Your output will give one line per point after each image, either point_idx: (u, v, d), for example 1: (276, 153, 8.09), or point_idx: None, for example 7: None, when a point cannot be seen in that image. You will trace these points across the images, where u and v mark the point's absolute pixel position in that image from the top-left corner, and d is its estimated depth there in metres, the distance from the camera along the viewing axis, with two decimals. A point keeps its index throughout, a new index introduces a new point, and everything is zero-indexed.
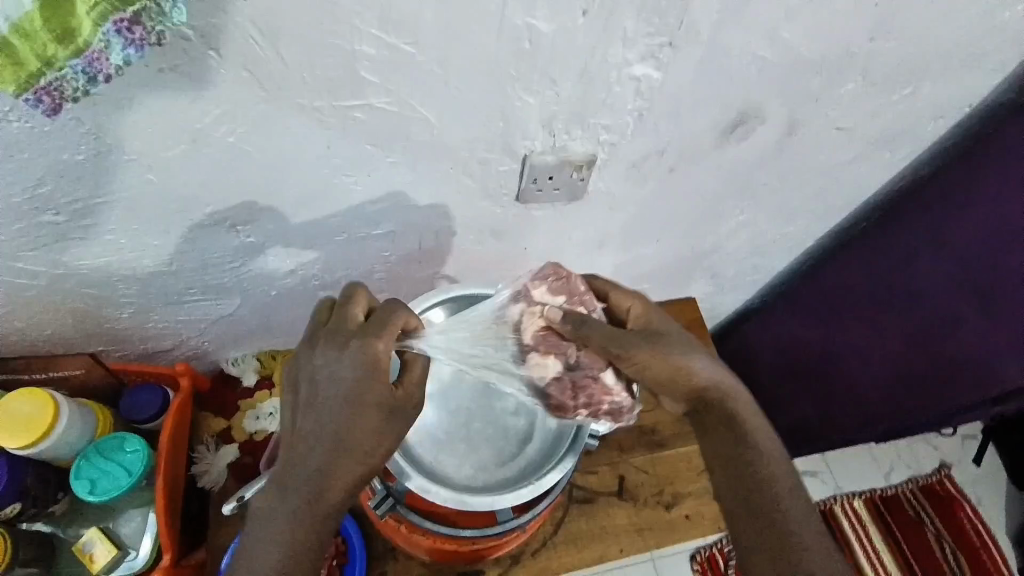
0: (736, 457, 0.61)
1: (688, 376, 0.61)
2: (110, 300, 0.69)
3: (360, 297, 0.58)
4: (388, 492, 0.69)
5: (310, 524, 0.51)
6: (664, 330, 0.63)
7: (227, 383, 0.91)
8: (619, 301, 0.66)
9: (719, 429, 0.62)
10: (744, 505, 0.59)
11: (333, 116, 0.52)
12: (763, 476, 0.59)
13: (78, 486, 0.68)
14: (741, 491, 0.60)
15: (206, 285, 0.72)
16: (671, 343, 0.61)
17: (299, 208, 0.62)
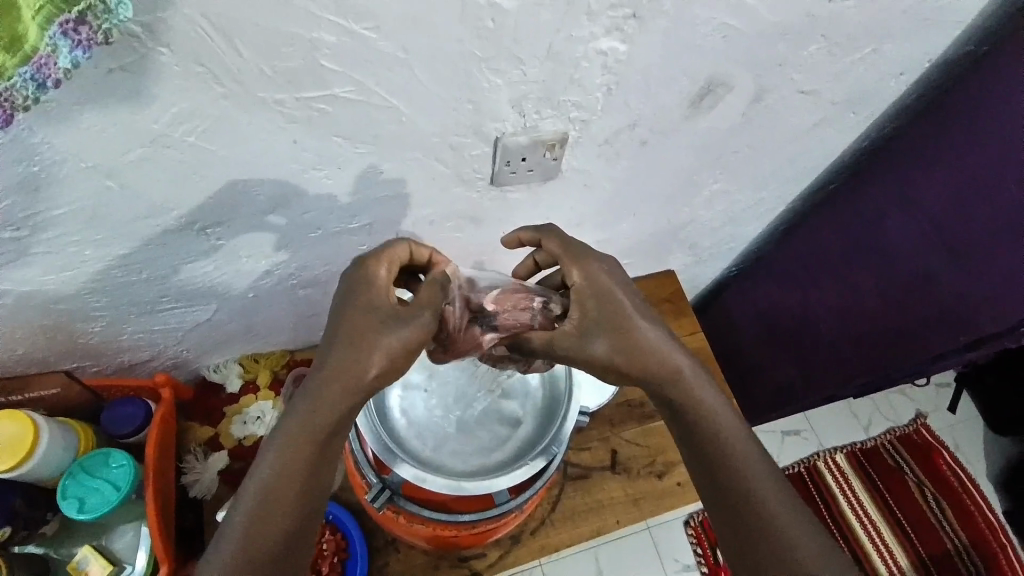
0: (691, 442, 0.59)
1: (642, 351, 0.58)
2: (80, 314, 0.67)
3: (383, 257, 0.58)
4: (386, 483, 0.69)
5: (259, 527, 0.48)
6: (615, 300, 0.59)
7: (210, 391, 0.90)
8: (567, 268, 0.61)
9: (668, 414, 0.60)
10: (713, 490, 0.57)
11: (298, 109, 0.50)
12: (720, 457, 0.57)
13: (66, 505, 0.66)
14: (705, 475, 0.58)
15: (180, 292, 0.70)
16: (619, 313, 0.58)
17: (270, 206, 0.61)
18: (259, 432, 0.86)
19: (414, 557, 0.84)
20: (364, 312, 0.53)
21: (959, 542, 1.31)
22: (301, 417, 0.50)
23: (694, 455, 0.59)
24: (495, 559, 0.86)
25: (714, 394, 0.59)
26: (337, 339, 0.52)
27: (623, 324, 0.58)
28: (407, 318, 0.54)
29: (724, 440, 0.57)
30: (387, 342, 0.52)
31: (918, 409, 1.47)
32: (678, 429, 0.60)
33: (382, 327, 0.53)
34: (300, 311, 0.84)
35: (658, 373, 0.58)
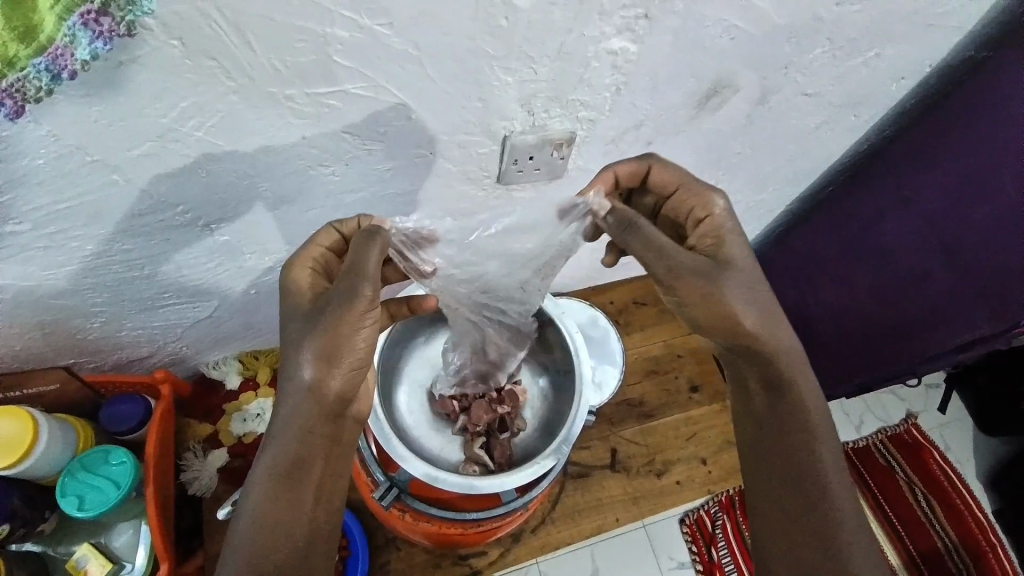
0: (780, 426, 0.59)
1: (733, 321, 0.55)
2: (81, 310, 0.66)
3: (310, 253, 0.57)
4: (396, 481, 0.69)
5: (263, 541, 0.51)
6: (731, 260, 0.57)
7: (209, 389, 0.89)
8: (699, 201, 0.60)
9: (760, 394, 0.60)
10: (779, 475, 0.58)
11: (307, 105, 0.50)
12: (796, 446, 0.58)
13: (65, 503, 0.65)
14: (766, 456, 0.59)
15: (181, 289, 0.69)
16: (733, 278, 0.55)
17: (276, 203, 0.61)
18: (259, 430, 0.86)
19: (414, 555, 0.84)
20: (294, 318, 0.53)
21: (950, 542, 1.33)
22: (275, 446, 0.52)
23: (767, 437, 0.59)
24: (496, 557, 0.87)
25: (812, 399, 0.59)
26: (303, 347, 0.51)
27: (740, 280, 0.55)
28: (326, 303, 0.51)
29: (813, 435, 0.58)
30: (315, 346, 0.51)
31: (908, 410, 1.47)
32: (756, 408, 0.60)
33: (308, 329, 0.51)
34: None
35: (768, 344, 0.56)
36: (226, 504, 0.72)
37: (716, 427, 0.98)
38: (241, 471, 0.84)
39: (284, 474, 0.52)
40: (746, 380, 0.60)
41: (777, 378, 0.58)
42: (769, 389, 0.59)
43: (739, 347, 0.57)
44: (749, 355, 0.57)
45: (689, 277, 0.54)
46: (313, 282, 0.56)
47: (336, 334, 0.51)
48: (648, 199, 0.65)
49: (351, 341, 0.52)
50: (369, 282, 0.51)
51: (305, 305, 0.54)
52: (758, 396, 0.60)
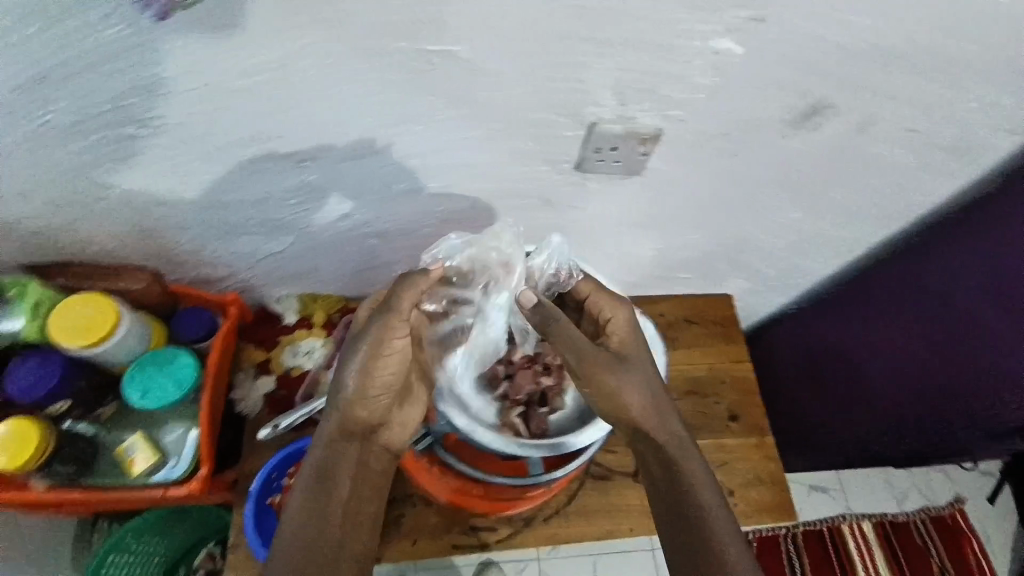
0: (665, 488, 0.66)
1: (622, 400, 0.65)
2: (174, 222, 0.72)
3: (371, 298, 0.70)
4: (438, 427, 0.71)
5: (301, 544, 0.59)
6: (630, 352, 0.67)
7: (268, 321, 0.94)
8: (598, 304, 0.70)
9: (652, 466, 0.67)
10: (676, 534, 0.64)
11: (413, 59, 0.53)
12: (687, 504, 0.64)
13: (132, 393, 0.71)
14: (667, 513, 0.65)
15: (264, 220, 0.74)
16: (631, 367, 0.66)
17: (363, 154, 0.64)
18: (306, 365, 0.91)
19: (427, 518, 0.86)
20: (347, 344, 0.65)
21: None
22: (313, 457, 0.63)
23: (664, 495, 0.66)
24: (505, 536, 0.87)
25: (699, 467, 0.67)
26: (344, 368, 0.63)
27: (630, 363, 0.66)
28: (367, 328, 0.63)
29: (694, 491, 0.65)
30: (352, 366, 0.63)
31: (957, 493, 1.39)
32: (654, 484, 0.68)
33: (349, 349, 0.64)
34: (364, 261, 0.87)
35: (640, 417, 0.66)
36: (268, 426, 0.78)
37: (746, 462, 0.96)
38: (283, 401, 0.89)
39: (314, 485, 0.62)
40: (646, 461, 0.68)
41: (658, 443, 0.66)
42: (654, 453, 0.67)
43: (624, 423, 0.67)
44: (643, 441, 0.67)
45: (593, 364, 0.64)
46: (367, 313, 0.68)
47: (373, 356, 0.63)
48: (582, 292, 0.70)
49: (386, 367, 0.64)
50: (395, 314, 0.63)
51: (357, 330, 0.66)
52: (652, 463, 0.68)
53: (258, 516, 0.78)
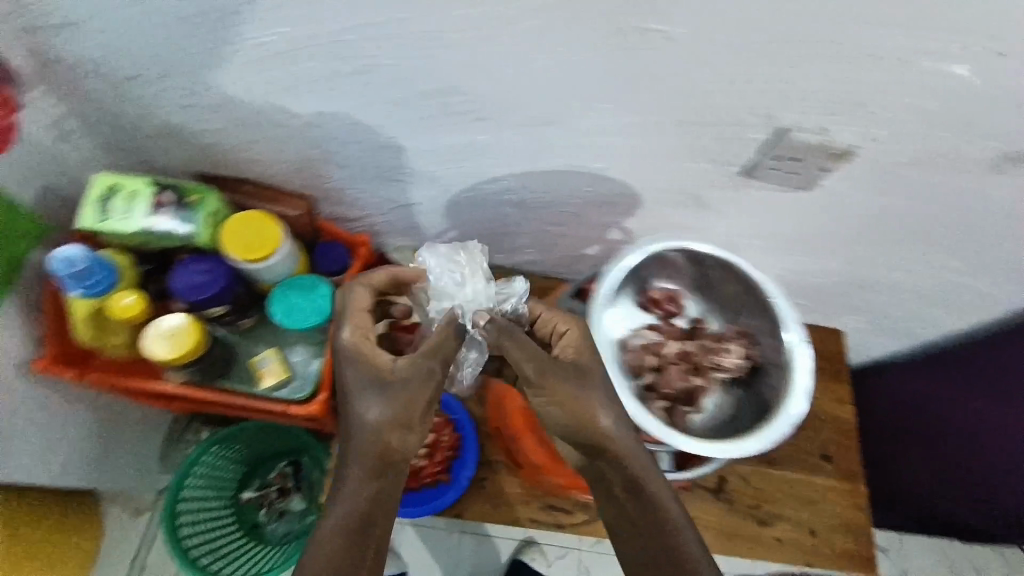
0: (643, 526, 0.66)
1: (595, 422, 0.66)
2: (335, 157, 0.74)
3: (352, 306, 0.68)
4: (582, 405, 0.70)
5: None
6: (592, 368, 0.68)
7: (385, 267, 0.97)
8: (558, 319, 0.71)
9: (625, 497, 0.67)
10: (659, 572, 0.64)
11: (630, 35, 0.51)
12: (666, 541, 0.64)
13: (275, 310, 0.75)
14: (642, 544, 0.66)
15: (416, 171, 0.76)
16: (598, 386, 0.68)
17: (537, 123, 0.64)
18: None
19: (507, 488, 0.88)
20: (366, 380, 0.65)
21: None
22: (347, 489, 0.64)
23: (642, 533, 0.66)
24: (580, 521, 0.88)
25: (660, 482, 0.67)
26: (371, 401, 0.64)
27: (601, 396, 0.67)
28: (395, 375, 0.65)
29: (673, 526, 0.65)
30: (380, 401, 0.64)
31: None
32: (625, 511, 0.67)
33: (376, 390, 0.64)
34: (491, 225, 0.88)
35: (613, 450, 0.66)
36: None
37: (835, 504, 0.93)
38: None
39: (348, 521, 0.63)
40: (614, 489, 0.67)
41: (634, 478, 0.66)
42: (629, 489, 0.67)
43: (596, 449, 0.67)
44: (609, 464, 0.67)
45: (560, 384, 0.66)
46: (372, 346, 0.67)
47: (403, 399, 0.64)
48: (545, 326, 0.72)
49: (412, 406, 0.65)
50: (435, 360, 0.66)
51: (377, 368, 0.65)
52: (624, 499, 0.67)
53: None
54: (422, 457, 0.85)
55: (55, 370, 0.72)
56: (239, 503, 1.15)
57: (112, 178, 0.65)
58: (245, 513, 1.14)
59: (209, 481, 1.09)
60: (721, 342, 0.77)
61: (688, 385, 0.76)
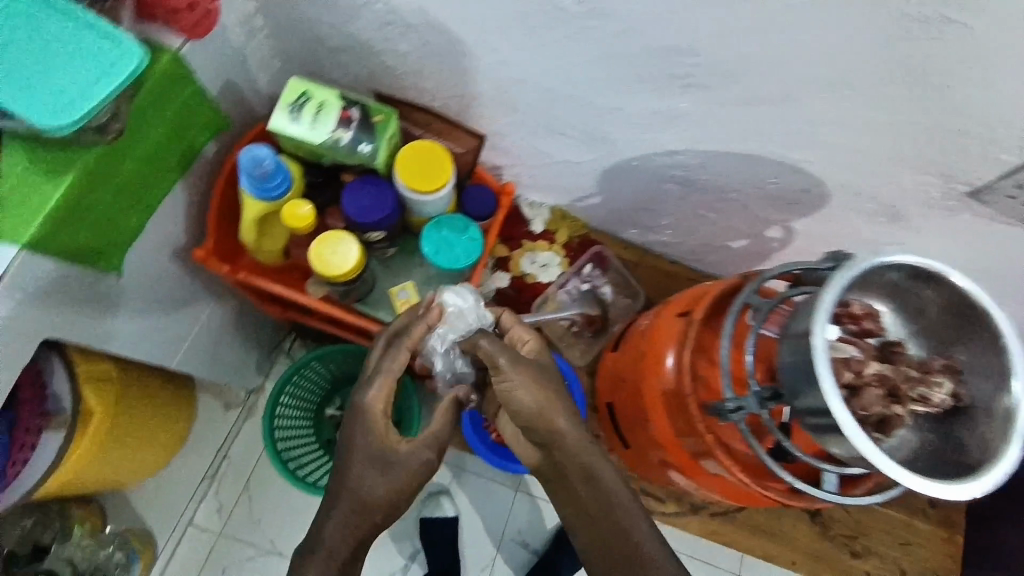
0: (587, 514, 0.60)
1: (551, 422, 0.61)
2: (514, 100, 0.71)
3: (379, 382, 0.61)
4: (762, 398, 0.55)
5: None
6: (550, 367, 0.65)
7: (516, 219, 0.96)
8: (521, 333, 0.68)
9: (576, 483, 0.61)
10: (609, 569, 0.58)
11: (920, 24, 0.46)
12: (620, 530, 0.58)
13: (425, 248, 0.73)
14: (595, 536, 0.59)
15: (591, 130, 0.72)
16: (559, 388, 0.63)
17: (753, 100, 0.60)
18: (541, 277, 0.94)
19: None
20: (375, 442, 0.60)
21: None
22: (337, 519, 0.59)
23: (590, 519, 0.60)
24: (673, 513, 0.90)
25: (613, 470, 0.61)
26: (387, 467, 0.60)
27: (558, 391, 0.63)
28: (407, 444, 0.62)
29: (628, 513, 0.59)
30: (393, 472, 0.60)
31: None
32: (580, 499, 0.61)
33: (378, 471, 0.60)
34: (641, 199, 0.85)
35: (563, 436, 0.61)
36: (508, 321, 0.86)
37: (928, 551, 0.93)
38: (511, 299, 0.94)
39: (338, 539, 0.58)
40: (569, 481, 0.61)
41: (589, 464, 0.60)
42: (585, 478, 0.60)
43: (546, 438, 0.61)
44: (562, 456, 0.61)
45: (526, 372, 0.61)
46: (384, 408, 0.62)
47: (405, 477, 0.61)
48: (518, 335, 0.68)
49: (413, 465, 0.61)
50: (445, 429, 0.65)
51: (384, 432, 0.61)
52: (579, 485, 0.61)
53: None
54: None
55: (211, 263, 0.73)
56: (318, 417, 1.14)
57: (304, 85, 0.65)
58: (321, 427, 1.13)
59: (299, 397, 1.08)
60: (924, 372, 0.54)
61: (882, 420, 0.53)
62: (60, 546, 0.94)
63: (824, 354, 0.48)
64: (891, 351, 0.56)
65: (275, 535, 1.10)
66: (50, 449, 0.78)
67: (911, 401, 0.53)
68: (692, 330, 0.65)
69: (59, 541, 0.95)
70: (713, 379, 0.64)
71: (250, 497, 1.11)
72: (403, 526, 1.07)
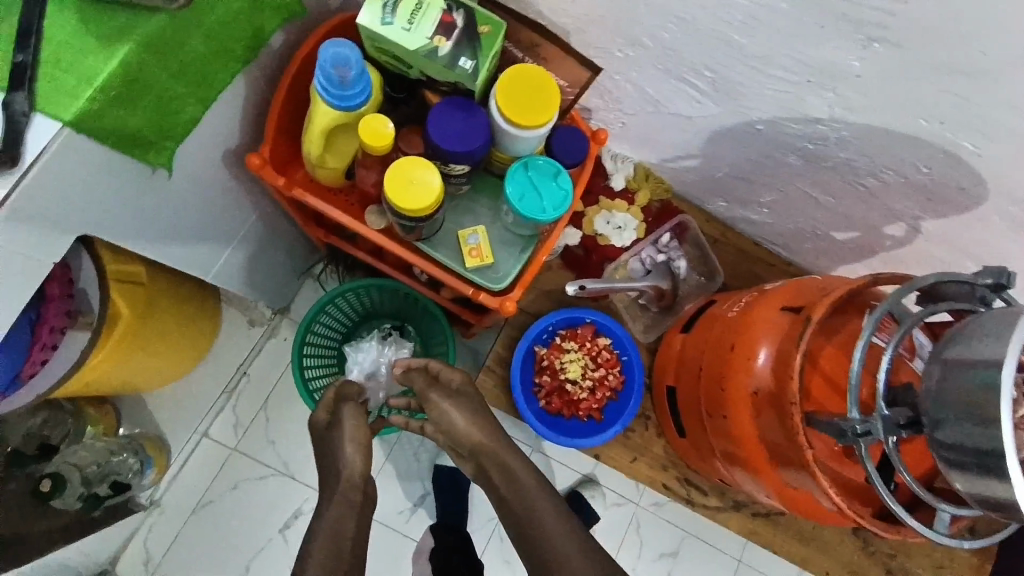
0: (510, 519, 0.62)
1: (470, 435, 0.67)
2: (638, 31, 0.60)
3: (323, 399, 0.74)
4: (897, 425, 0.49)
5: None
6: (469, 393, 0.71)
7: (596, 170, 0.86)
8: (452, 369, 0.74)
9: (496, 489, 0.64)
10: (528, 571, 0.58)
11: None
12: (538, 530, 0.59)
13: (509, 190, 0.64)
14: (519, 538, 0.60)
15: (721, 79, 0.62)
16: (473, 405, 0.69)
17: (942, 71, 0.49)
18: (614, 241, 0.85)
19: (653, 445, 0.85)
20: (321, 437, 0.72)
21: None
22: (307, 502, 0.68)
23: (510, 519, 0.62)
24: (712, 505, 0.86)
25: (533, 474, 0.64)
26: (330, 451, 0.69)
27: (475, 411, 0.69)
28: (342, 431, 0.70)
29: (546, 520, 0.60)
30: (339, 453, 0.68)
31: None
32: (500, 496, 0.64)
33: (328, 450, 0.70)
34: (747, 169, 0.75)
35: (482, 446, 0.66)
36: (577, 283, 0.77)
37: None
38: (576, 258, 0.86)
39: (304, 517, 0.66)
40: (491, 478, 0.65)
41: (507, 469, 0.65)
42: (502, 476, 0.64)
43: (473, 450, 0.67)
44: (490, 461, 0.66)
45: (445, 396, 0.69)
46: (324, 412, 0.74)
47: (351, 446, 0.69)
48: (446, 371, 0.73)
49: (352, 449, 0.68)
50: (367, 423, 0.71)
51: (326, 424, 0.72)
52: (498, 484, 0.64)
53: (523, 358, 0.80)
54: (587, 390, 0.79)
55: (267, 173, 0.64)
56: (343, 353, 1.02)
57: None
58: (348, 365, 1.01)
59: (326, 335, 0.98)
60: None
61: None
62: (70, 448, 0.91)
63: (1011, 395, 0.42)
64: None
65: (289, 459, 1.05)
66: (74, 349, 0.72)
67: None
68: (807, 331, 0.57)
69: (68, 443, 0.91)
70: (816, 389, 0.58)
71: (267, 418, 1.05)
72: (418, 469, 1.03)
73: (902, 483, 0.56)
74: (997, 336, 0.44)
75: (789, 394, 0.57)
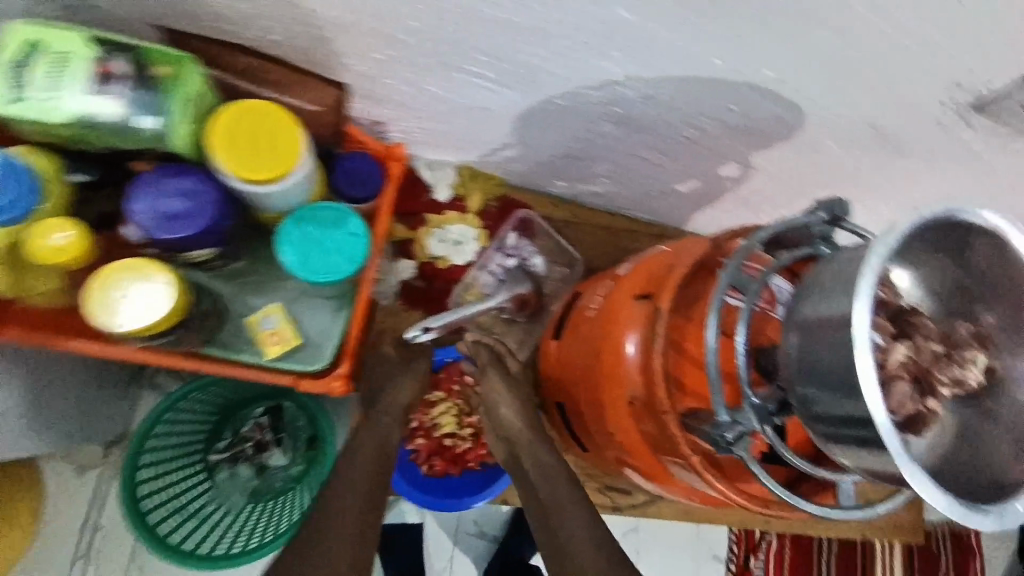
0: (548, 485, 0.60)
1: (520, 418, 0.66)
2: (379, 32, 0.49)
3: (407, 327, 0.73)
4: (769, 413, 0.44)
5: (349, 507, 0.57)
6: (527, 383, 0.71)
7: (415, 186, 0.75)
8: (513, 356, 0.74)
9: (545, 465, 0.62)
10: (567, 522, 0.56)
11: None
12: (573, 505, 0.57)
13: (287, 257, 0.51)
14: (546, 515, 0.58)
15: (498, 60, 0.53)
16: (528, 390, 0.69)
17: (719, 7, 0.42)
18: (456, 258, 0.76)
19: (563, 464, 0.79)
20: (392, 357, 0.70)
21: None
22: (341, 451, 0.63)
23: (543, 488, 0.60)
24: (639, 501, 0.80)
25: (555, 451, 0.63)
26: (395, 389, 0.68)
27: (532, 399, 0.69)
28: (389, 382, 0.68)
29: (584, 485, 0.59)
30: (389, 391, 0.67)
31: None
32: (541, 473, 0.62)
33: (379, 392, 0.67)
34: (569, 148, 0.67)
35: (537, 426, 0.66)
36: (419, 327, 0.67)
37: None
38: (421, 292, 0.76)
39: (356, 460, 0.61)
40: (524, 468, 0.63)
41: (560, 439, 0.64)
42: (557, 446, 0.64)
43: (522, 433, 0.65)
44: (524, 448, 0.64)
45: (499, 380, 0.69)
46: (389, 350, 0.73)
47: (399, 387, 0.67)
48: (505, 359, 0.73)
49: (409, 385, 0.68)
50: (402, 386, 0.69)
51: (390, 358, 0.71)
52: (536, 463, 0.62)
53: None
54: (468, 438, 0.75)
55: None
56: (210, 462, 0.82)
57: (29, 30, 0.41)
58: (217, 475, 0.81)
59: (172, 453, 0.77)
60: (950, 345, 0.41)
61: (913, 420, 0.40)
62: None
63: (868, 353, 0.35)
64: (911, 324, 0.41)
65: None
66: None
67: (944, 388, 0.40)
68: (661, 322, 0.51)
69: None
70: (690, 379, 0.52)
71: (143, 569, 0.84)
72: None
73: (780, 466, 0.50)
74: (839, 292, 0.38)
75: (658, 400, 0.50)
